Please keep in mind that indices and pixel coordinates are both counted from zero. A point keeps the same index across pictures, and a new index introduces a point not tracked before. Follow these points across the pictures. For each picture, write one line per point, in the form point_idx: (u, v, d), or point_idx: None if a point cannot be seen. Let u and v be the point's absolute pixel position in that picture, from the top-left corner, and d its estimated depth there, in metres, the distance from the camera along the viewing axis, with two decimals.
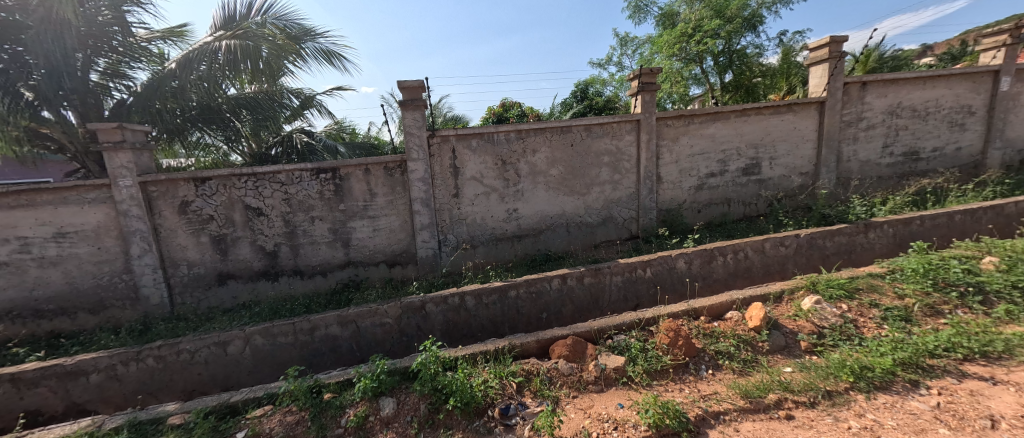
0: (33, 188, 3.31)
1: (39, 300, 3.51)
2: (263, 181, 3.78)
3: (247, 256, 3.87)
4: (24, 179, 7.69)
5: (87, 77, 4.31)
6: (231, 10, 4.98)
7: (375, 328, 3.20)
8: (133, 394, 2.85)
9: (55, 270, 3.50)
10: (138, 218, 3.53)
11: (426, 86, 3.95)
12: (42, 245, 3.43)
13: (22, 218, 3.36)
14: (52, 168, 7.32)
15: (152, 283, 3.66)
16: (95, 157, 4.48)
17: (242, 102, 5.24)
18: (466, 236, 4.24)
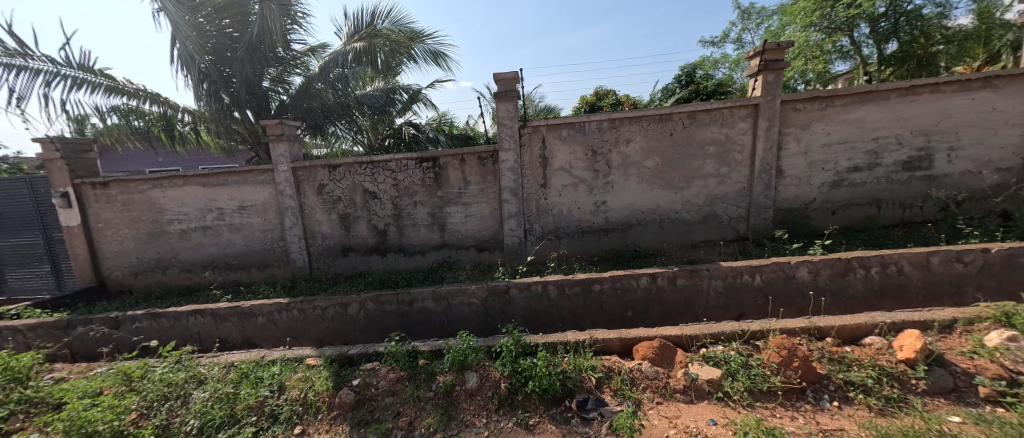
0: (228, 171, 4.38)
1: (228, 256, 4.64)
2: (378, 168, 4.35)
3: (364, 233, 4.52)
4: (222, 164, 10.12)
5: (263, 84, 5.45)
6: (359, 20, 5.76)
7: (464, 306, 3.45)
8: (283, 336, 3.61)
9: (238, 234, 4.58)
10: (290, 196, 4.41)
11: (520, 77, 4.02)
12: (232, 214, 4.52)
13: (221, 194, 4.48)
14: (241, 156, 9.53)
15: (297, 250, 4.55)
16: (264, 147, 5.71)
17: (365, 99, 6.07)
18: (552, 226, 4.26)
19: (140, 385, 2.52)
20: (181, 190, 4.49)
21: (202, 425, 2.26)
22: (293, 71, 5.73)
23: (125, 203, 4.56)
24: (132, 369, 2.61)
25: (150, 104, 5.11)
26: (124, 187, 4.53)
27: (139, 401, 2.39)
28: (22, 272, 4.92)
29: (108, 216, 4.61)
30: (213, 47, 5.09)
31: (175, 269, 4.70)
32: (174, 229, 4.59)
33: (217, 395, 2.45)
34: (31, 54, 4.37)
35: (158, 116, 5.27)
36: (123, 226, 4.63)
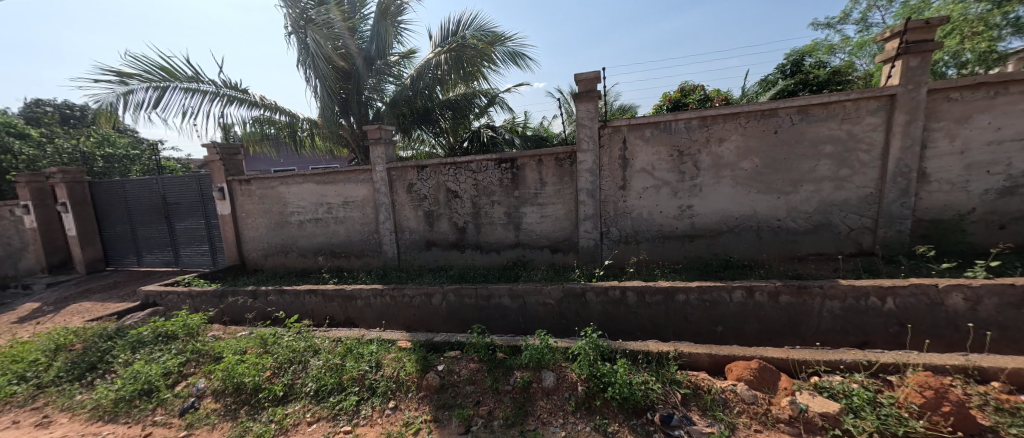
0: (336, 171, 5.04)
1: (333, 244, 5.33)
2: (460, 168, 4.62)
3: (446, 229, 4.83)
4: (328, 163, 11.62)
5: (364, 94, 6.15)
6: (446, 29, 6.18)
7: (539, 306, 3.50)
8: (377, 318, 4.04)
9: (342, 226, 5.23)
10: (384, 193, 4.91)
11: (601, 76, 3.93)
12: (337, 208, 5.19)
13: (330, 190, 5.16)
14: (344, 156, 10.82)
15: (388, 242, 5.04)
16: (362, 149, 6.48)
17: (448, 104, 6.57)
18: (631, 230, 4.09)
19: (273, 349, 3.03)
20: (300, 187, 5.28)
21: (317, 389, 2.67)
22: (388, 81, 6.38)
23: (261, 197, 5.52)
24: (267, 335, 3.16)
25: (279, 114, 6.07)
26: (261, 184, 5.48)
27: (272, 362, 2.89)
28: (191, 249, 6.21)
29: (249, 207, 5.62)
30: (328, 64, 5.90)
31: (294, 253, 5.55)
32: (295, 219, 5.41)
33: (329, 365, 2.84)
34: (201, 79, 5.50)
35: (285, 123, 6.20)
36: (258, 216, 5.59)
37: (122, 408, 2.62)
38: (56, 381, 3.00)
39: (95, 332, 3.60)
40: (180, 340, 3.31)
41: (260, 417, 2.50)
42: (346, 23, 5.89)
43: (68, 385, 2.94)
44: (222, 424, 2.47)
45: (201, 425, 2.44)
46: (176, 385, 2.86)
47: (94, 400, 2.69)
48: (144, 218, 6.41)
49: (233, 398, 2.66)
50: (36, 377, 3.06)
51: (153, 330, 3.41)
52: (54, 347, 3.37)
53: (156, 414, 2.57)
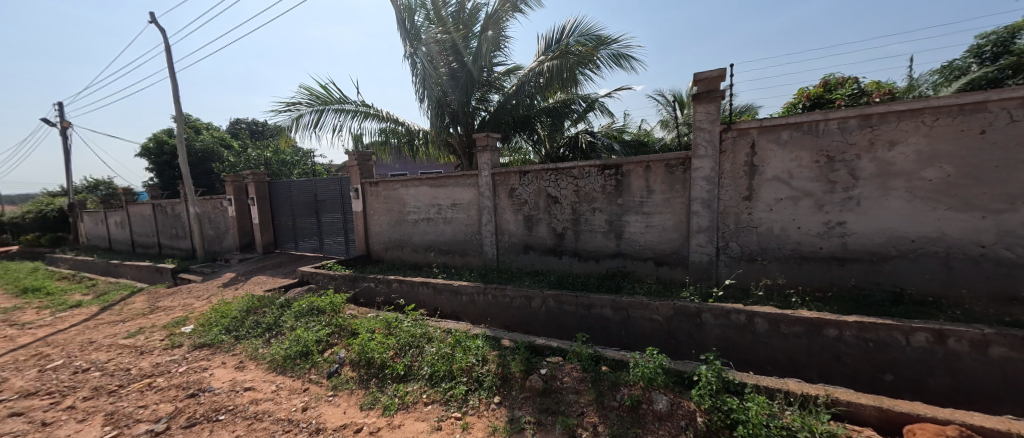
0: (446, 175, 5.53)
1: (441, 243, 5.84)
2: (562, 174, 4.64)
3: (544, 234, 4.90)
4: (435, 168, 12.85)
5: (471, 104, 6.63)
6: (550, 38, 6.32)
7: (645, 321, 3.30)
8: (480, 315, 4.29)
9: (449, 226, 5.70)
10: (488, 197, 5.20)
11: (725, 74, 3.54)
12: (446, 210, 5.68)
13: (441, 193, 5.69)
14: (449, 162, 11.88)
15: (489, 244, 5.31)
16: (468, 155, 7.00)
17: (547, 111, 6.72)
18: (756, 247, 3.59)
19: (396, 331, 3.44)
20: (416, 189, 5.94)
21: (431, 373, 2.92)
22: (494, 91, 6.79)
23: (385, 198, 6.36)
24: (392, 319, 3.60)
25: (402, 125, 6.91)
26: (386, 186, 6.32)
27: (396, 343, 3.27)
28: (332, 239, 7.46)
29: (375, 206, 6.52)
30: (444, 79, 6.48)
31: (408, 248, 6.24)
32: (410, 218, 6.09)
33: (441, 353, 3.10)
34: (347, 100, 6.59)
35: (406, 132, 6.97)
36: (382, 214, 6.45)
37: (289, 364, 3.25)
38: (247, 335, 3.88)
39: (271, 301, 4.58)
40: (327, 314, 3.98)
41: (386, 390, 2.83)
42: (460, 41, 6.42)
43: (254, 339, 3.77)
44: (357, 390, 2.87)
45: (342, 389, 2.88)
46: (324, 351, 3.43)
47: (271, 354, 3.40)
48: (300, 211, 7.94)
49: (365, 370, 3.07)
50: (235, 330, 4.01)
51: (309, 303, 4.18)
52: (246, 308, 4.38)
53: (311, 373, 3.13)
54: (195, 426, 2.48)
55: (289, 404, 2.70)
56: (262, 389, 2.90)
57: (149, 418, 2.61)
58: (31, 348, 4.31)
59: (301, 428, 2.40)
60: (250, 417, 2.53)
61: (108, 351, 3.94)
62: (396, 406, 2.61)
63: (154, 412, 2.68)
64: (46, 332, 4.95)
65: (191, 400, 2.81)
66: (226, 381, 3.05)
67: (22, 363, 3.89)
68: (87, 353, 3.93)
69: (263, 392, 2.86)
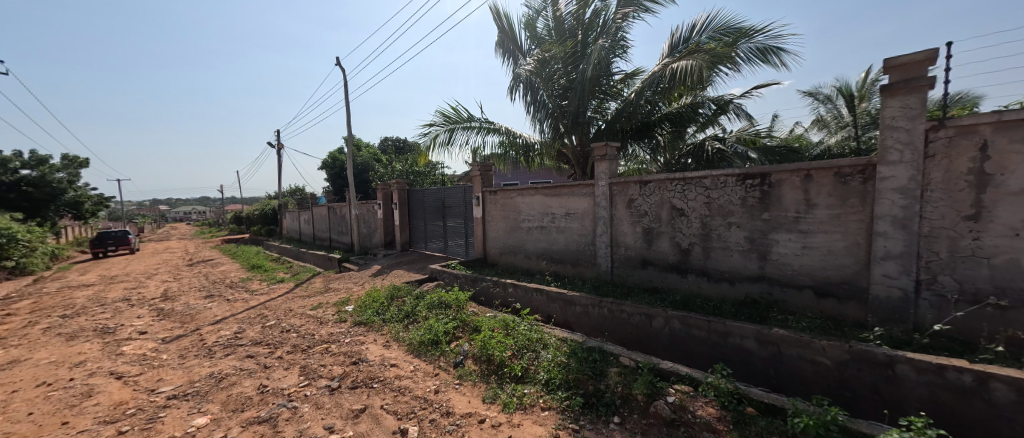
0: (562, 184, 5.63)
1: (553, 251, 5.94)
2: (689, 184, 4.22)
3: (666, 250, 4.51)
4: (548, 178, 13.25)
5: (588, 114, 6.63)
6: (678, 38, 5.90)
7: (802, 362, 2.74)
8: (594, 329, 4.20)
9: (562, 234, 5.76)
10: (604, 208, 5.08)
11: (936, 55, 2.72)
12: (560, 219, 5.76)
13: (555, 202, 5.81)
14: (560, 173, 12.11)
15: (603, 256, 5.16)
16: (581, 166, 7.04)
17: (669, 118, 6.25)
18: (988, 285, 2.62)
19: (513, 333, 3.59)
20: (532, 198, 6.21)
21: (547, 379, 2.93)
22: (611, 99, 6.65)
23: (503, 205, 6.83)
24: (509, 321, 3.79)
25: (519, 138, 7.26)
26: (504, 194, 6.79)
27: (514, 344, 3.39)
28: (454, 241, 8.30)
29: (493, 213, 7.05)
30: (560, 91, 6.61)
31: (521, 254, 6.53)
32: (525, 225, 6.39)
33: (558, 362, 3.10)
34: (473, 118, 7.31)
35: (523, 144, 7.32)
36: (499, 220, 6.92)
37: (423, 349, 3.70)
38: (392, 319, 4.58)
39: (409, 292, 5.34)
40: (453, 309, 4.43)
41: (505, 388, 2.94)
42: (579, 52, 6.45)
43: (397, 324, 4.43)
44: (480, 383, 3.05)
45: (466, 379, 3.10)
46: (450, 342, 3.80)
47: (409, 339, 3.93)
48: (430, 216, 9.08)
49: (485, 365, 3.26)
50: (383, 314, 4.78)
51: (439, 297, 4.72)
52: (391, 296, 5.20)
53: (441, 360, 3.48)
54: (357, 389, 3.01)
55: (424, 384, 3.05)
56: (404, 367, 3.36)
57: (326, 376, 3.28)
58: (257, 309, 5.93)
59: (434, 407, 2.67)
60: (395, 390, 2.94)
61: (301, 318, 5.15)
62: (514, 405, 2.67)
63: (330, 371, 3.36)
64: (265, 299, 6.75)
65: (354, 367, 3.43)
66: (377, 355, 3.64)
67: (253, 319, 5.39)
68: (289, 318, 5.21)
69: (404, 370, 3.31)
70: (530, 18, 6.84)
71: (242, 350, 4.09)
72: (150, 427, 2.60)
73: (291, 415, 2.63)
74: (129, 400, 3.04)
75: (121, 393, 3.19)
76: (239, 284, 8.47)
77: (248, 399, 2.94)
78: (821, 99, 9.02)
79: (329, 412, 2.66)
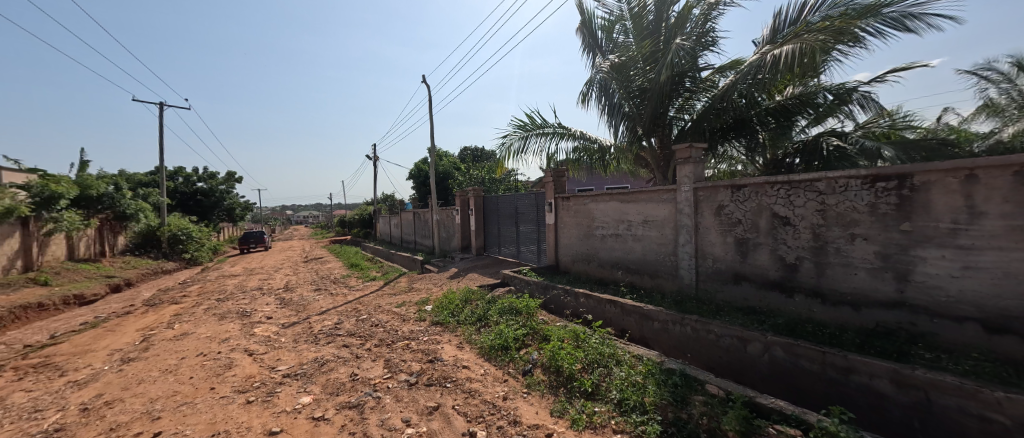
0: (640, 190, 5.32)
1: (629, 260, 5.63)
2: (796, 188, 3.63)
3: (765, 264, 3.93)
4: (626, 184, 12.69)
5: (669, 114, 6.19)
6: (783, 21, 5.15)
7: (965, 417, 2.10)
8: (675, 349, 3.87)
9: (639, 243, 5.43)
10: (687, 215, 4.65)
11: None
12: (637, 226, 5.44)
13: (632, 209, 5.51)
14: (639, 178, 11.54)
15: (686, 268, 4.71)
16: (663, 169, 6.62)
17: (770, 112, 5.48)
18: None
19: (584, 346, 3.45)
20: (607, 204, 6.00)
21: (620, 400, 2.72)
22: (698, 95, 6.11)
23: (576, 212, 6.72)
24: (580, 332, 3.67)
25: (593, 142, 7.06)
26: (577, 201, 6.68)
27: (584, 358, 3.25)
28: (526, 247, 8.40)
29: (566, 220, 6.97)
30: (639, 92, 6.26)
31: (595, 263, 6.34)
32: (599, 233, 6.19)
33: (632, 382, 2.88)
34: (547, 124, 7.29)
35: (597, 149, 7.10)
36: (572, 227, 6.81)
37: (494, 354, 3.77)
38: (465, 322, 4.79)
39: (481, 296, 5.55)
40: (523, 316, 4.47)
41: (574, 403, 2.80)
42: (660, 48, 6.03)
43: (470, 326, 4.62)
44: (548, 394, 2.97)
45: (535, 389, 3.06)
46: (520, 349, 3.82)
47: (481, 342, 4.06)
48: (504, 221, 9.33)
49: (554, 376, 3.18)
50: (458, 315, 5.03)
51: (510, 303, 4.81)
52: (466, 299, 5.45)
53: (510, 366, 3.52)
54: (432, 386, 3.19)
55: (493, 389, 3.09)
56: (475, 370, 3.47)
57: (406, 371, 3.55)
58: (353, 304, 6.73)
59: (501, 413, 2.69)
60: (466, 392, 3.04)
61: (387, 314, 5.70)
62: (584, 423, 2.50)
63: (409, 366, 3.63)
64: (359, 294, 7.64)
65: (430, 365, 3.65)
66: (450, 356, 3.82)
67: (350, 312, 6.12)
68: (378, 313, 5.80)
69: (475, 373, 3.41)
70: (608, 20, 6.63)
71: (340, 339, 4.67)
72: (269, 400, 3.10)
73: (374, 404, 2.90)
74: (256, 375, 3.68)
75: (251, 368, 3.88)
76: (341, 280, 9.73)
77: (342, 384, 3.33)
78: (993, 78, 7.05)
79: (407, 406, 2.86)
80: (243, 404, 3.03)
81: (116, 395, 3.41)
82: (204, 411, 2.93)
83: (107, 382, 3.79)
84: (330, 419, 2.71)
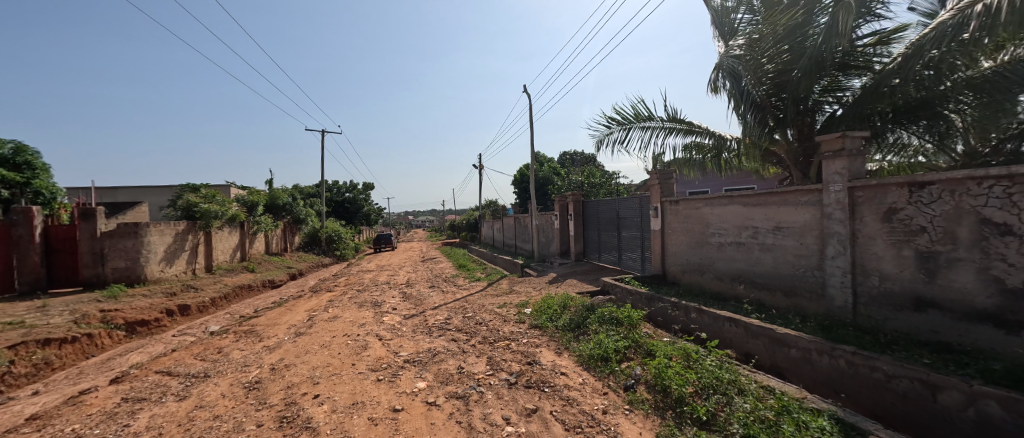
0: (769, 192, 4.56)
1: (756, 274, 4.85)
2: (1021, 185, 2.56)
3: (969, 287, 2.89)
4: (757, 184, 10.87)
5: (812, 99, 5.17)
6: None
7: None
8: (823, 385, 3.15)
9: (769, 255, 4.64)
10: (839, 221, 3.76)
11: None
12: (766, 234, 4.66)
13: (759, 213, 4.75)
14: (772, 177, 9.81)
15: (837, 285, 3.83)
16: (802, 166, 5.63)
17: (969, 84, 4.07)
18: None
19: (697, 367, 3.07)
20: (725, 208, 5.29)
21: (745, 435, 2.27)
22: (852, 73, 4.97)
23: (686, 217, 6.10)
24: (692, 352, 3.28)
25: (707, 138, 6.33)
26: (687, 204, 6.06)
27: (697, 381, 2.87)
28: (629, 254, 7.97)
29: (674, 225, 6.38)
30: (772, 77, 5.33)
31: (710, 274, 5.64)
32: (715, 241, 5.50)
33: (760, 416, 2.41)
34: (653, 118, 6.75)
35: (712, 146, 6.33)
36: (682, 234, 6.19)
37: (593, 364, 3.66)
38: (564, 327, 4.77)
39: (580, 303, 5.46)
40: (625, 327, 4.23)
41: (684, 430, 2.48)
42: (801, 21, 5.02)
43: (568, 332, 4.58)
44: (653, 415, 2.72)
45: (638, 407, 2.84)
46: (621, 362, 3.62)
47: (580, 350, 3.99)
48: (604, 227, 9.02)
49: (661, 397, 2.89)
50: (556, 321, 5.04)
51: (610, 312, 4.61)
52: (564, 305, 5.45)
53: (610, 379, 3.35)
54: (530, 388, 3.27)
55: (592, 400, 2.99)
56: (573, 378, 3.42)
57: (506, 370, 3.71)
58: (461, 301, 7.36)
59: (601, 427, 2.57)
60: (564, 400, 3.01)
61: (490, 314, 6.07)
62: None
63: (509, 366, 3.79)
64: (465, 293, 8.31)
65: (528, 367, 3.74)
66: (549, 360, 3.86)
67: (457, 309, 6.72)
68: (482, 312, 6.22)
69: (573, 381, 3.36)
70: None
71: (449, 334, 5.15)
72: (393, 380, 3.60)
73: (478, 398, 3.11)
74: (385, 357, 4.32)
75: (380, 350, 4.58)
76: (450, 279, 10.76)
77: (450, 375, 3.66)
78: None
79: (507, 404, 2.98)
80: (374, 381, 3.59)
81: (291, 361, 4.43)
82: (347, 382, 3.57)
83: (286, 350, 4.93)
84: (440, 405, 3.01)
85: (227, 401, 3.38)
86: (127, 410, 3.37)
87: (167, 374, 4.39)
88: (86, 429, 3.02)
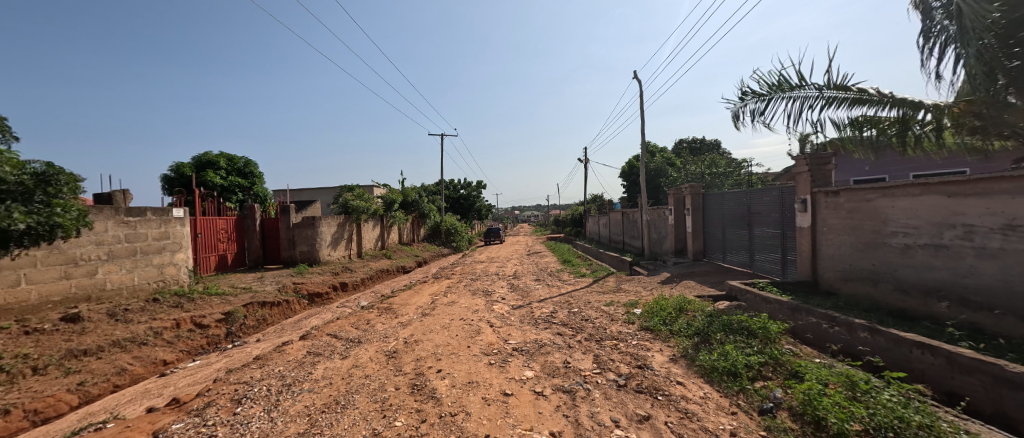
0: (994, 177, 3.28)
1: (969, 288, 3.57)
2: None
3: None
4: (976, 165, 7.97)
5: None
6: None
7: None
8: None
9: (995, 263, 3.34)
10: None
11: None
12: (987, 235, 3.38)
13: (974, 206, 3.48)
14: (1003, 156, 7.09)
15: None
16: None
17: None
18: None
19: (869, 400, 2.41)
20: (915, 200, 4.02)
21: None
22: None
23: (850, 211, 4.85)
24: (859, 381, 2.60)
25: (888, 109, 4.88)
26: (852, 195, 4.83)
27: (868, 418, 2.25)
28: (765, 255, 6.76)
29: (831, 222, 5.16)
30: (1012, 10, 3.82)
31: (888, 285, 4.39)
32: (897, 242, 4.25)
33: None
34: (806, 85, 5.52)
35: (895, 120, 4.86)
36: (844, 232, 4.96)
37: (717, 377, 3.22)
38: (680, 332, 4.34)
39: (701, 308, 4.88)
40: (761, 341, 3.61)
41: None
42: None
43: (685, 339, 4.15)
44: None
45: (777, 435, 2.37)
46: (754, 380, 3.09)
47: (700, 360, 3.57)
48: (732, 223, 7.85)
49: (813, 430, 2.36)
50: (670, 324, 4.63)
51: (740, 321, 4.00)
52: (681, 308, 4.96)
53: (739, 398, 2.90)
54: (642, 394, 3.06)
55: (716, 419, 2.63)
56: (692, 390, 3.09)
57: (615, 370, 3.56)
58: (566, 296, 7.37)
59: None
60: (681, 412, 2.73)
61: (597, 311, 5.91)
62: None
63: (618, 367, 3.62)
64: (571, 288, 8.29)
65: (639, 370, 3.52)
66: (663, 367, 3.56)
67: (563, 303, 6.75)
68: (588, 309, 6.11)
69: (693, 393, 3.02)
70: None
71: (555, 327, 5.21)
72: (502, 365, 3.83)
73: (585, 395, 3.07)
74: (496, 343, 4.62)
75: (491, 336, 4.91)
76: (556, 273, 10.89)
77: (556, 368, 3.69)
78: None
79: (616, 406, 2.86)
80: (486, 364, 3.88)
81: (420, 337, 5.11)
82: (464, 362, 3.93)
83: (416, 327, 5.71)
84: (547, 396, 3.06)
85: (374, 364, 4.10)
86: (310, 361, 4.38)
87: (335, 336, 5.55)
88: (287, 371, 4.04)
